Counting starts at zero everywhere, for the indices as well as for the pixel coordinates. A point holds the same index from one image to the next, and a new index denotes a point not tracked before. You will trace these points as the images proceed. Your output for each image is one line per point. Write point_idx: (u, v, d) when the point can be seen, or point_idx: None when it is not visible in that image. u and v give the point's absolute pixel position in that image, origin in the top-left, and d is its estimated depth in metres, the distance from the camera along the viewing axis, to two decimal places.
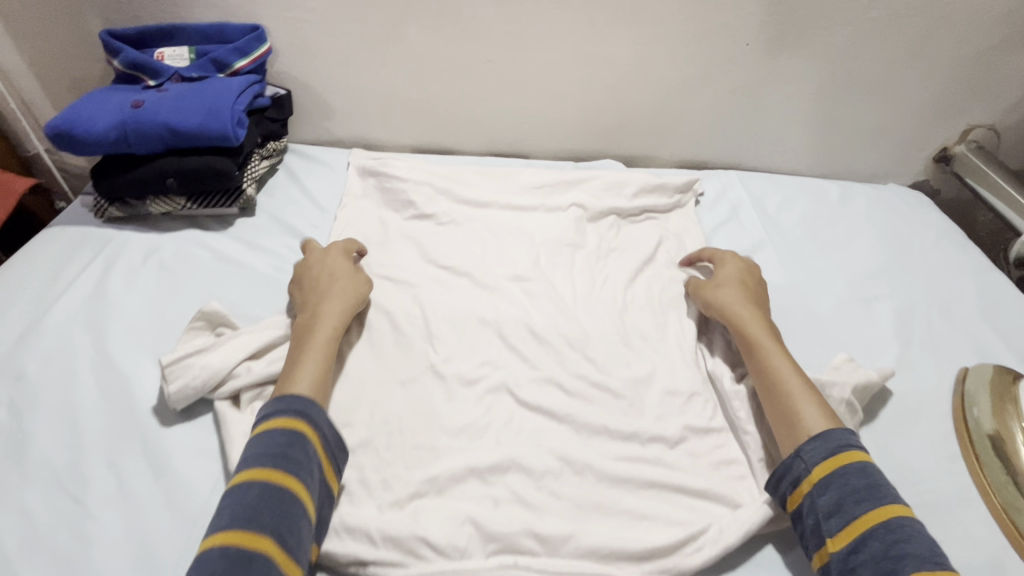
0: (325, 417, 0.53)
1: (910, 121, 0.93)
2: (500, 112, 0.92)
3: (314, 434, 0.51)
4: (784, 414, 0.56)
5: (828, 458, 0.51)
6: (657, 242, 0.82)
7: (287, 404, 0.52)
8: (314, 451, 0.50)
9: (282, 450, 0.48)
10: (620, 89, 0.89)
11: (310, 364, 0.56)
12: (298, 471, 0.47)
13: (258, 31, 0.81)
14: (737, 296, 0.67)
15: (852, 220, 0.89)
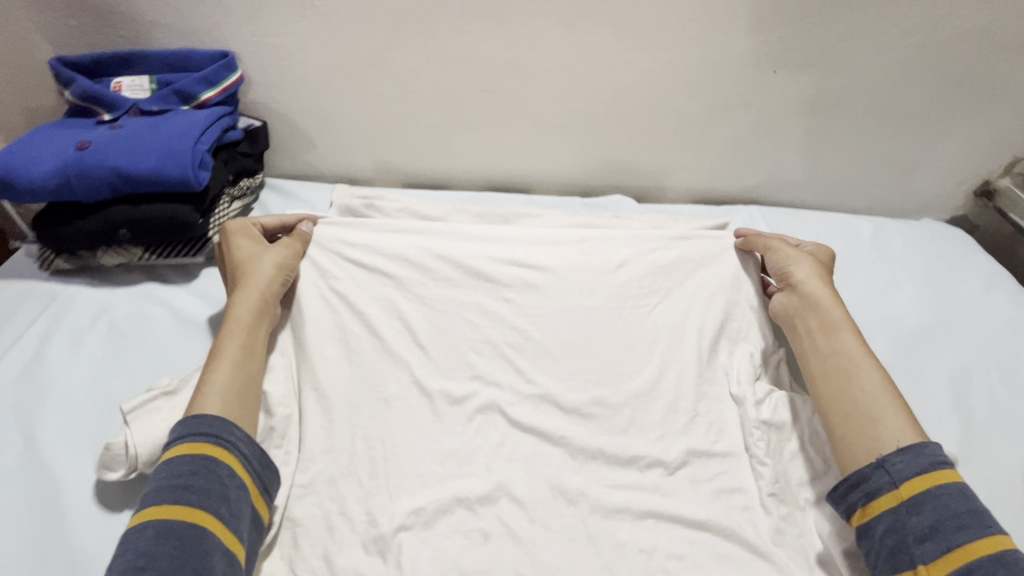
0: (240, 435, 0.49)
1: (950, 153, 0.85)
2: (498, 144, 0.84)
3: (228, 455, 0.47)
4: (869, 421, 0.51)
5: (921, 475, 0.47)
6: (693, 281, 0.68)
7: (192, 429, 0.48)
8: (229, 472, 0.46)
9: (189, 477, 0.45)
10: (631, 119, 0.80)
11: (219, 371, 0.53)
12: (207, 499, 0.44)
13: (227, 58, 0.72)
14: (822, 289, 0.62)
15: (889, 265, 0.80)
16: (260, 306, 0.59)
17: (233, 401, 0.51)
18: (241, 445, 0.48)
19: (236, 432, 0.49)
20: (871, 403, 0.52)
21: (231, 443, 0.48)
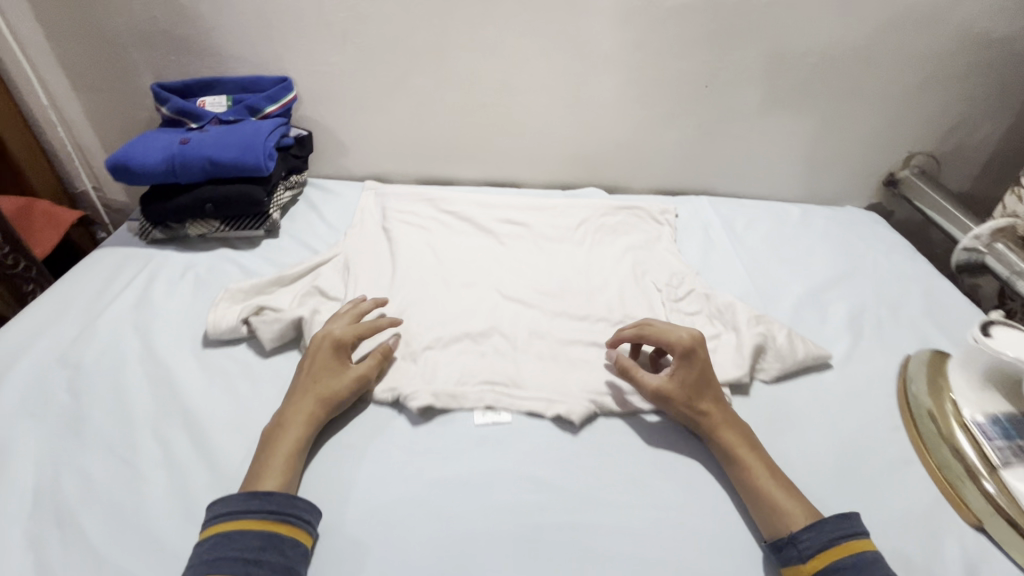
0: (306, 504, 0.54)
1: (856, 151, 1.06)
2: (494, 148, 1.05)
3: (297, 529, 0.52)
4: (768, 508, 0.55)
5: (819, 551, 0.51)
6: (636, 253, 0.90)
7: (263, 503, 0.53)
8: (296, 541, 0.51)
9: (277, 546, 0.50)
10: (598, 126, 1.02)
11: (275, 467, 0.56)
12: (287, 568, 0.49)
13: (286, 82, 0.95)
14: (699, 386, 0.63)
15: (811, 237, 0.99)
16: (328, 411, 0.62)
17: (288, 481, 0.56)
18: (313, 521, 0.53)
19: (306, 507, 0.54)
20: (762, 498, 0.56)
21: (306, 517, 0.53)
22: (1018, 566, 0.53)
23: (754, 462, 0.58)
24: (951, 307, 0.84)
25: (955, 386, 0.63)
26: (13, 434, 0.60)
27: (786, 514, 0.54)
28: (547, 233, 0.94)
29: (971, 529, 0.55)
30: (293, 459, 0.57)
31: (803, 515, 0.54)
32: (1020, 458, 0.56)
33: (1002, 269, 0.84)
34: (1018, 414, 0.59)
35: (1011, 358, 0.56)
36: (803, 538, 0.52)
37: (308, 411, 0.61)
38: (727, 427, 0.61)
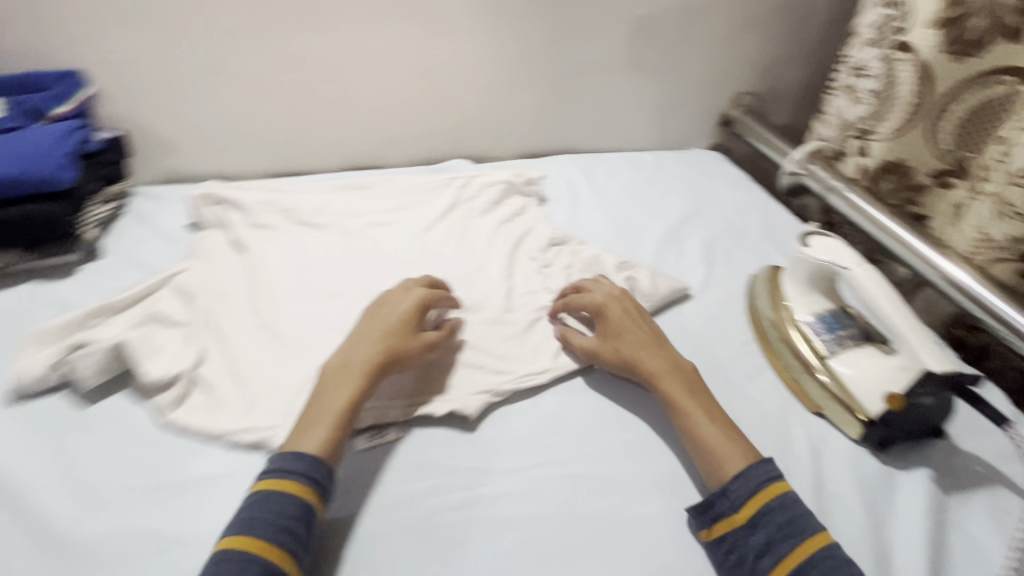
0: (285, 458, 0.51)
1: (692, 96, 1.14)
2: (346, 129, 0.99)
3: (276, 484, 0.50)
4: (703, 453, 0.56)
5: (750, 498, 0.52)
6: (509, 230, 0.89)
7: (309, 467, 0.51)
8: (288, 493, 0.49)
9: (249, 517, 0.48)
10: (451, 95, 0.99)
11: (325, 421, 0.54)
12: (268, 531, 0.47)
13: (75, 76, 0.82)
14: (626, 345, 0.64)
15: (665, 180, 1.06)
16: (384, 358, 0.59)
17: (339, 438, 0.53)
18: (325, 475, 0.51)
19: (295, 458, 0.51)
20: (712, 445, 0.56)
21: (282, 468, 0.51)
22: (852, 440, 0.59)
23: (689, 409, 0.58)
24: (784, 228, 0.94)
25: (788, 294, 0.70)
26: None
27: (719, 461, 0.55)
28: (415, 212, 0.91)
29: (813, 416, 0.61)
30: (348, 413, 0.54)
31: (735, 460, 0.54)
32: (843, 346, 0.63)
33: (818, 186, 0.96)
34: (837, 309, 0.66)
35: (827, 262, 0.63)
36: (732, 488, 0.53)
37: (367, 358, 0.58)
38: (677, 377, 0.61)
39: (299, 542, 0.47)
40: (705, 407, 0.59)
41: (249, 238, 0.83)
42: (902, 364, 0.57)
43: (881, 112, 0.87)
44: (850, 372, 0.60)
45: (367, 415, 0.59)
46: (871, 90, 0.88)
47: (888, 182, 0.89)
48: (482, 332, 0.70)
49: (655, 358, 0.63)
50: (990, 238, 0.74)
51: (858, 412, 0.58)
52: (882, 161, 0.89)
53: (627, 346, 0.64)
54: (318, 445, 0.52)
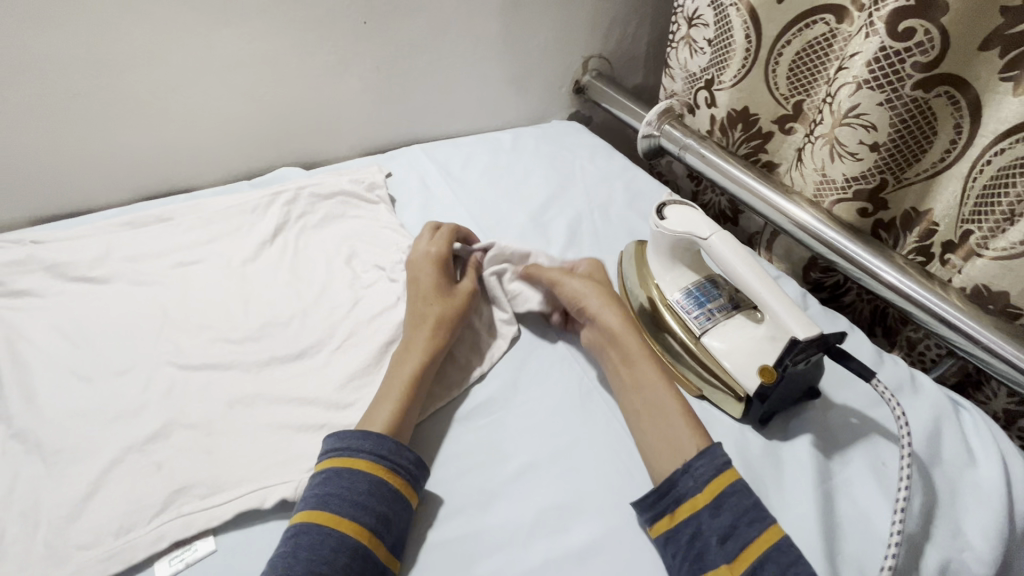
0: (350, 435, 0.49)
1: (539, 65, 1.07)
2: (127, 150, 0.79)
3: (374, 462, 0.47)
4: (654, 417, 0.52)
5: (716, 479, 0.46)
6: (351, 244, 0.76)
7: (375, 446, 0.48)
8: (352, 470, 0.47)
9: (321, 494, 0.45)
10: (258, 92, 0.83)
11: (390, 397, 0.53)
12: (343, 506, 0.45)
13: None
14: (606, 296, 0.62)
15: (524, 159, 0.98)
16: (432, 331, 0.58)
17: (404, 414, 0.52)
18: (365, 445, 0.48)
19: (360, 436, 0.49)
20: (671, 414, 0.51)
21: (345, 447, 0.48)
22: (735, 419, 0.56)
23: (646, 369, 0.55)
24: (647, 194, 0.90)
25: (654, 270, 0.65)
26: None
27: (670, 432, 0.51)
28: (231, 241, 0.75)
29: (695, 400, 0.58)
30: (412, 382, 0.54)
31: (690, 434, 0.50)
32: (714, 320, 0.58)
33: (672, 146, 0.93)
34: (704, 280, 0.62)
35: (685, 233, 0.59)
36: (697, 465, 0.47)
37: (422, 332, 0.58)
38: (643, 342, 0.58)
39: (379, 515, 0.45)
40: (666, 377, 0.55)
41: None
42: (769, 334, 0.54)
43: (721, 60, 0.84)
44: (723, 346, 0.56)
45: (171, 529, 0.45)
46: (707, 38, 0.85)
47: (739, 130, 0.88)
48: (324, 380, 0.58)
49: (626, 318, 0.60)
50: (829, 179, 0.74)
51: (736, 391, 0.55)
52: (730, 110, 0.88)
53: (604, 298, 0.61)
54: (385, 422, 0.51)
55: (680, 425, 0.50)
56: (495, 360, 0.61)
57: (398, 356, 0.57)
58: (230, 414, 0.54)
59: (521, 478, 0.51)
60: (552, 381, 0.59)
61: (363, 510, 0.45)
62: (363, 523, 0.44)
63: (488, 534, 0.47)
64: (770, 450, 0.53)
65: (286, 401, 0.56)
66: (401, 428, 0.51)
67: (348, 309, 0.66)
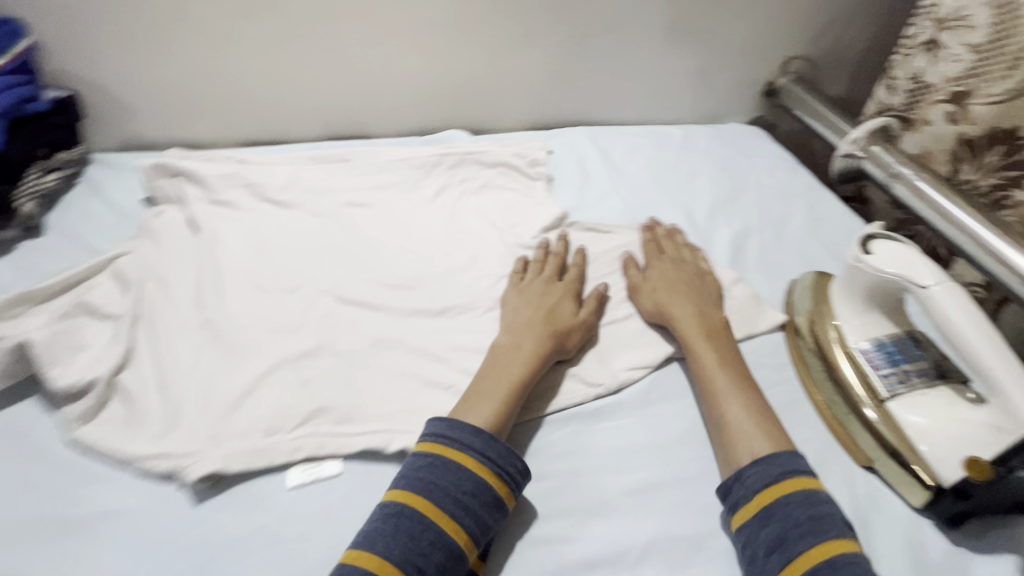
0: (466, 428, 0.47)
1: (733, 60, 0.98)
2: (328, 94, 0.87)
3: (482, 464, 0.45)
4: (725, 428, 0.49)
5: (763, 487, 0.44)
6: (502, 215, 0.76)
7: (483, 446, 0.46)
8: (455, 466, 0.44)
9: (427, 480, 0.43)
10: (448, 55, 0.86)
11: (494, 398, 0.50)
12: (443, 499, 0.43)
13: (11, 27, 0.71)
14: (695, 325, 0.57)
15: (694, 159, 0.90)
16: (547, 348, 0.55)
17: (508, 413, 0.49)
18: (475, 443, 0.46)
19: (473, 431, 0.46)
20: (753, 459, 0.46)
21: (461, 438, 0.46)
22: (912, 508, 0.47)
23: (708, 358, 0.54)
24: (833, 222, 0.79)
25: (838, 311, 0.56)
26: None
27: (732, 424, 0.49)
28: (397, 192, 0.79)
29: (861, 470, 0.49)
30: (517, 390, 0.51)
31: (759, 432, 0.48)
32: (908, 386, 0.49)
33: (879, 171, 0.79)
34: (901, 336, 0.53)
35: (894, 276, 0.49)
36: (739, 491, 0.45)
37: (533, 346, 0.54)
38: (737, 379, 0.52)
39: (474, 521, 0.43)
40: (761, 417, 0.49)
41: (195, 214, 0.72)
42: (993, 423, 0.43)
43: (986, 70, 0.71)
44: (919, 421, 0.47)
45: (306, 444, 0.49)
46: (970, 43, 0.73)
47: (996, 154, 0.73)
48: (457, 343, 0.59)
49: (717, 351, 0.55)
50: None
51: (922, 477, 0.45)
52: (990, 128, 0.72)
53: (692, 329, 0.56)
54: (488, 418, 0.48)
55: (739, 412, 0.49)
56: (640, 373, 0.56)
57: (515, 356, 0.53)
58: (372, 352, 0.58)
59: (639, 497, 0.47)
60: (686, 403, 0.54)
61: (467, 519, 0.42)
62: (464, 528, 0.42)
63: (593, 546, 0.44)
64: (955, 562, 0.43)
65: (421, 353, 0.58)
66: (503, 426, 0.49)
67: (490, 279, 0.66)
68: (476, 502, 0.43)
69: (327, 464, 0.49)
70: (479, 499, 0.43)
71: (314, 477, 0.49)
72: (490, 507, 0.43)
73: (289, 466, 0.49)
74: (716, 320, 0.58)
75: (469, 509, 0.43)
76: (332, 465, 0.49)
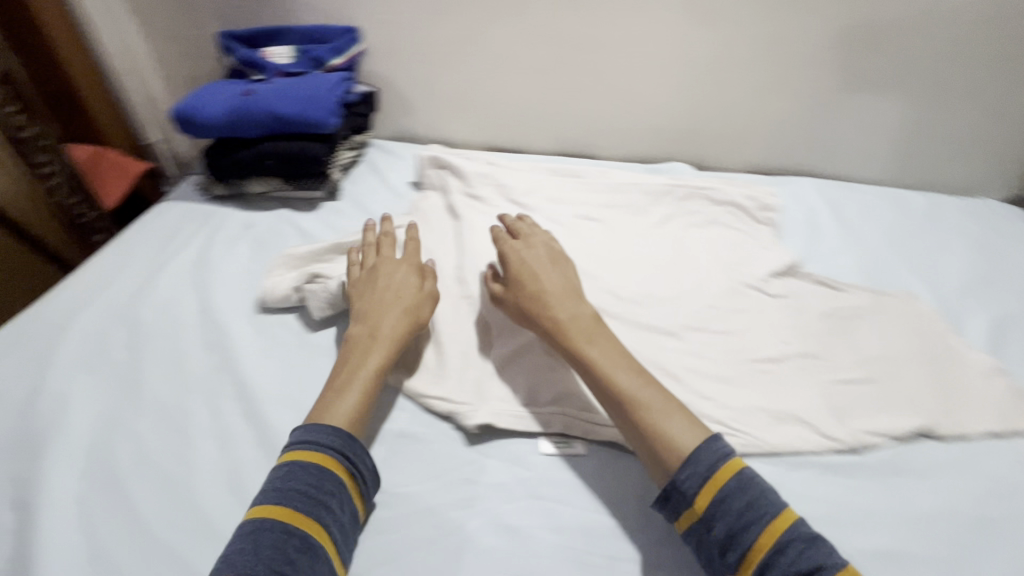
0: (325, 431, 0.51)
1: (999, 132, 0.88)
2: (572, 116, 0.96)
3: (330, 458, 0.49)
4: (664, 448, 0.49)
5: (699, 489, 0.47)
6: (729, 251, 0.77)
7: (336, 439, 0.50)
8: (321, 467, 0.49)
9: (286, 488, 0.47)
10: (694, 93, 0.90)
11: (349, 389, 0.54)
12: (301, 500, 0.46)
13: (353, 33, 0.89)
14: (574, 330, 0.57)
15: (942, 230, 0.84)
16: (404, 329, 0.59)
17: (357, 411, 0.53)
18: (326, 441, 0.50)
19: (326, 431, 0.51)
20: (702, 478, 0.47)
21: (328, 441, 0.50)
22: None
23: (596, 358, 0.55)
24: None
25: None
26: (72, 387, 0.58)
27: (677, 440, 0.49)
28: (626, 213, 0.84)
29: None
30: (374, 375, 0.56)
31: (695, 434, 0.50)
32: None
33: None
34: None
35: None
36: (747, 536, 0.44)
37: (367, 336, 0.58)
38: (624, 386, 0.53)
39: (342, 516, 0.48)
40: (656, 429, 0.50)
41: (455, 202, 0.85)
42: None
43: None
44: None
45: None
46: None
47: None
48: (687, 365, 0.62)
49: (617, 357, 0.55)
50: None
51: None
52: None
53: (569, 331, 0.57)
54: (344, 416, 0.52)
55: (683, 428, 0.50)
56: (880, 442, 0.56)
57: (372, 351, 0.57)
58: None
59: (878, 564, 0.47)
60: (935, 482, 0.54)
61: (285, 520, 0.45)
62: (310, 530, 0.45)
63: None
64: None
65: (654, 366, 0.62)
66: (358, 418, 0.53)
67: (719, 311, 0.68)
68: (308, 504, 0.46)
69: (574, 443, 0.58)
70: (311, 503, 0.46)
71: (562, 450, 0.58)
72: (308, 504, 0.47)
73: (543, 435, 0.59)
74: (586, 322, 0.58)
75: (298, 506, 0.46)
76: (577, 445, 0.58)
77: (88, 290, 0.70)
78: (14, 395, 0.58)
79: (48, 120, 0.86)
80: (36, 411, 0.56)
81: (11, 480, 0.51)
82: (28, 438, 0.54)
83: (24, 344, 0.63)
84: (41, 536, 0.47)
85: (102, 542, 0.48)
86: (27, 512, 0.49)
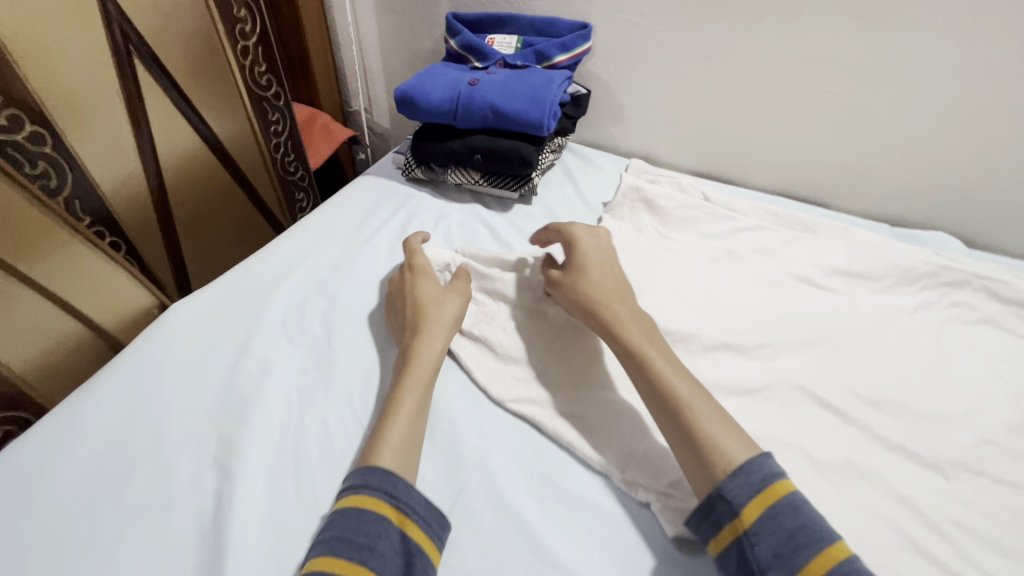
0: (358, 472, 0.46)
1: None
2: (810, 154, 0.83)
3: (376, 500, 0.44)
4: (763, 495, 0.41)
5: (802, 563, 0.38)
6: (1014, 367, 0.60)
7: (380, 480, 0.45)
8: (360, 509, 0.43)
9: (331, 537, 0.42)
10: (989, 149, 0.72)
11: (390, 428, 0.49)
12: (347, 547, 0.41)
13: (585, 30, 0.82)
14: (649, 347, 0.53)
15: None
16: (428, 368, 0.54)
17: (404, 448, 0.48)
18: (370, 480, 0.45)
19: (366, 471, 0.46)
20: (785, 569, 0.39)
21: (356, 481, 0.45)
22: None
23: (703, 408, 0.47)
24: None
25: None
26: (274, 353, 0.59)
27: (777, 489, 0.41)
28: (869, 285, 0.70)
29: None
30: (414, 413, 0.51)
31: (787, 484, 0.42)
32: None
33: None
34: None
35: None
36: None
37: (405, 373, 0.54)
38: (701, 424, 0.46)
39: (395, 559, 0.42)
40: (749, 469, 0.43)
41: (656, 236, 0.76)
42: None
43: None
44: None
45: None
46: None
47: None
48: (955, 514, 0.48)
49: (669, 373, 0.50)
50: None
51: None
52: None
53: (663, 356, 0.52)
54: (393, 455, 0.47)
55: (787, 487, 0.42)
56: None
57: (405, 383, 0.53)
58: (842, 469, 0.51)
59: None
60: None
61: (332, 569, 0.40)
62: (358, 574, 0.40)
63: None
64: None
65: (905, 503, 0.49)
66: (405, 457, 0.48)
67: (1001, 450, 0.53)
68: (354, 550, 0.41)
69: None
70: (358, 549, 0.41)
71: None
72: (354, 546, 0.41)
73: None
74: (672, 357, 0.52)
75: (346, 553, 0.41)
76: None
77: (296, 254, 0.72)
78: (224, 348, 0.60)
79: (281, 78, 0.91)
80: (242, 369, 0.57)
81: (214, 438, 0.52)
82: (233, 398, 0.55)
83: (239, 297, 0.65)
84: (234, 508, 0.47)
85: (285, 533, 0.47)
86: (225, 477, 0.49)
